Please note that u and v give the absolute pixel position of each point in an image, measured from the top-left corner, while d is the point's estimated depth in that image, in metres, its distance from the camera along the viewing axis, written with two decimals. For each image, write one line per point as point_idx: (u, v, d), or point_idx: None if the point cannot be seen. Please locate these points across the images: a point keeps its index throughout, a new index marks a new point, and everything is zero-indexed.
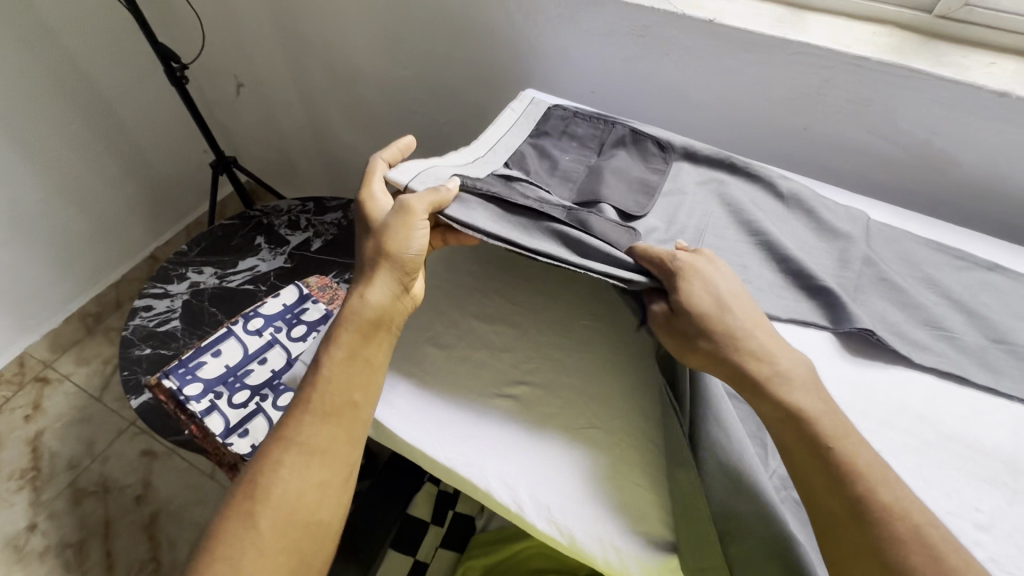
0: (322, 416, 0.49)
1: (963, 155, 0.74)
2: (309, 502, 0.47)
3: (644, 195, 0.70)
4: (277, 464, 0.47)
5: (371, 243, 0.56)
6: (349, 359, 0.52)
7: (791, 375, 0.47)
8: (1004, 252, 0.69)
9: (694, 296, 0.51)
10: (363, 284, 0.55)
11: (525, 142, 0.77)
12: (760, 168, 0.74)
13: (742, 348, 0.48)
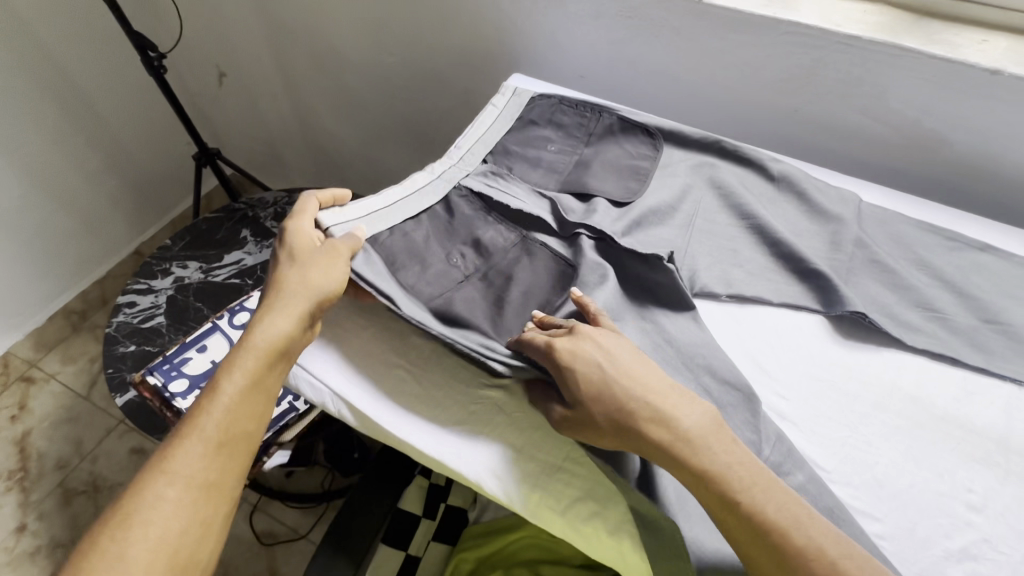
0: (203, 449, 0.45)
1: (954, 135, 0.73)
2: (180, 541, 0.43)
3: (635, 182, 0.69)
4: (137, 504, 0.42)
5: (281, 278, 0.53)
6: (247, 388, 0.48)
7: (694, 436, 0.44)
8: (996, 232, 0.68)
9: (583, 373, 0.47)
10: (266, 315, 0.51)
11: (510, 135, 0.76)
12: (751, 151, 0.73)
13: (639, 425, 0.45)
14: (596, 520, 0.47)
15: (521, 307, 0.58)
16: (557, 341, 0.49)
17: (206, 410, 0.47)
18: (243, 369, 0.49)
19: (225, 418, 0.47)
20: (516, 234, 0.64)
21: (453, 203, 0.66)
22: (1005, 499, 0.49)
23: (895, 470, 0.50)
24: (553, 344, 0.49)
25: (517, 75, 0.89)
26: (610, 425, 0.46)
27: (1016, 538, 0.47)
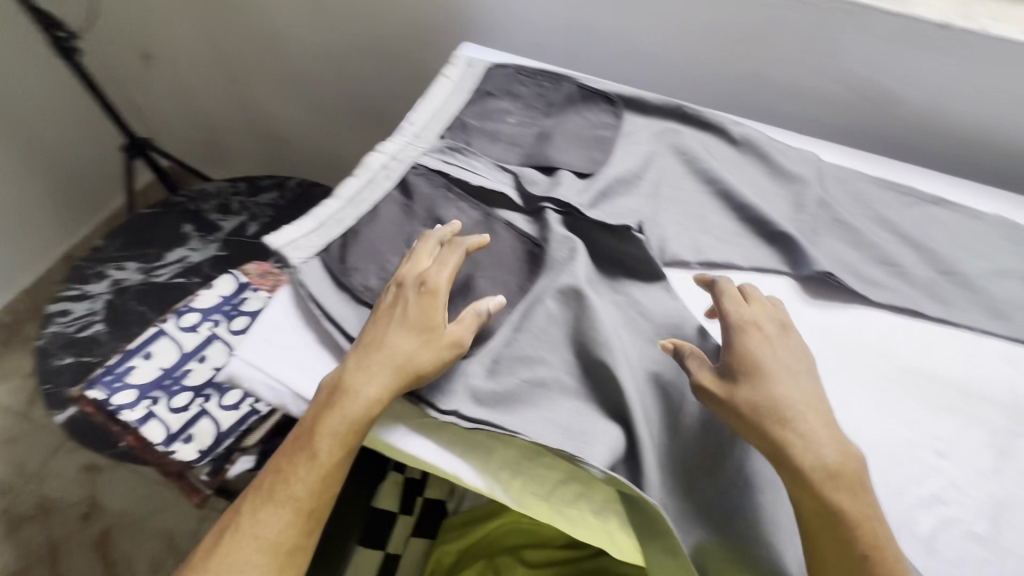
0: (286, 518, 0.46)
1: (905, 91, 0.74)
2: None
3: (598, 151, 0.67)
4: (229, 557, 0.46)
5: (376, 341, 0.49)
6: (328, 461, 0.47)
7: (830, 468, 0.43)
8: (947, 185, 0.70)
9: (751, 355, 0.47)
10: (348, 383, 0.47)
11: (466, 108, 0.71)
12: (712, 115, 0.71)
13: (782, 422, 0.44)
14: (584, 504, 0.46)
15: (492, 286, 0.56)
16: (737, 316, 0.50)
17: (287, 472, 0.47)
18: (324, 441, 0.47)
19: (304, 487, 0.47)
20: (479, 212, 0.61)
21: (410, 182, 0.62)
22: (970, 443, 0.50)
23: (867, 424, 0.51)
24: (732, 315, 0.50)
25: (468, 44, 0.84)
26: (748, 404, 0.45)
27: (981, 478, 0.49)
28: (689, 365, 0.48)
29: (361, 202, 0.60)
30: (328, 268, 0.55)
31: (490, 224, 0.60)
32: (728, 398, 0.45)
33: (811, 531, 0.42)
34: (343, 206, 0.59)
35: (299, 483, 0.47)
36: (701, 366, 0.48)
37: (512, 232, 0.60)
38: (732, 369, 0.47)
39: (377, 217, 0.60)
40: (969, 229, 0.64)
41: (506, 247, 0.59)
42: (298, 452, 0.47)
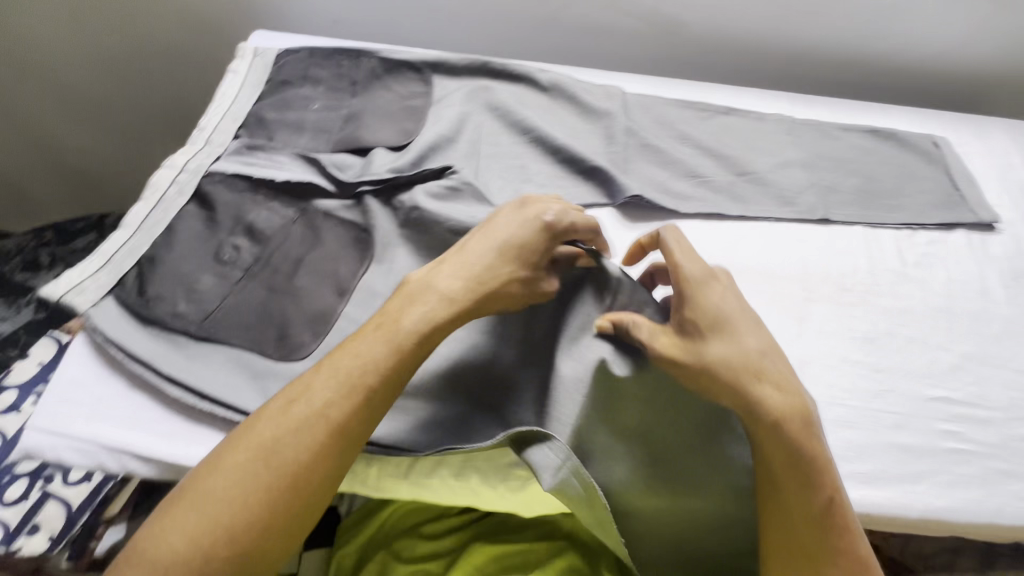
0: (307, 434, 0.39)
1: (683, 16, 0.81)
2: (237, 522, 0.36)
3: (410, 120, 0.66)
4: (163, 548, 0.36)
5: (490, 254, 0.47)
6: (312, 418, 0.39)
7: (800, 414, 0.43)
8: (734, 95, 0.77)
9: (714, 312, 0.46)
10: (423, 310, 0.44)
11: (263, 102, 0.67)
12: (518, 66, 0.73)
13: (751, 374, 0.44)
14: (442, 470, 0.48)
15: (311, 279, 0.54)
16: (689, 267, 0.48)
17: (255, 429, 0.40)
18: (332, 387, 0.41)
19: (285, 436, 0.39)
20: (294, 209, 0.58)
21: (208, 193, 0.58)
22: (776, 318, 0.57)
23: None
24: (685, 265, 0.48)
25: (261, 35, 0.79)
26: (717, 360, 0.44)
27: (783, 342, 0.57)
28: (644, 340, 0.47)
29: (153, 229, 0.56)
30: (127, 305, 0.51)
31: (307, 218, 0.58)
32: (692, 354, 0.45)
33: (770, 476, 0.43)
34: (133, 238, 0.55)
35: (277, 431, 0.39)
36: (659, 331, 0.47)
37: (332, 223, 0.58)
38: (692, 330, 0.46)
39: (177, 240, 0.55)
40: (755, 135, 0.72)
41: (329, 240, 0.57)
42: (347, 354, 0.42)
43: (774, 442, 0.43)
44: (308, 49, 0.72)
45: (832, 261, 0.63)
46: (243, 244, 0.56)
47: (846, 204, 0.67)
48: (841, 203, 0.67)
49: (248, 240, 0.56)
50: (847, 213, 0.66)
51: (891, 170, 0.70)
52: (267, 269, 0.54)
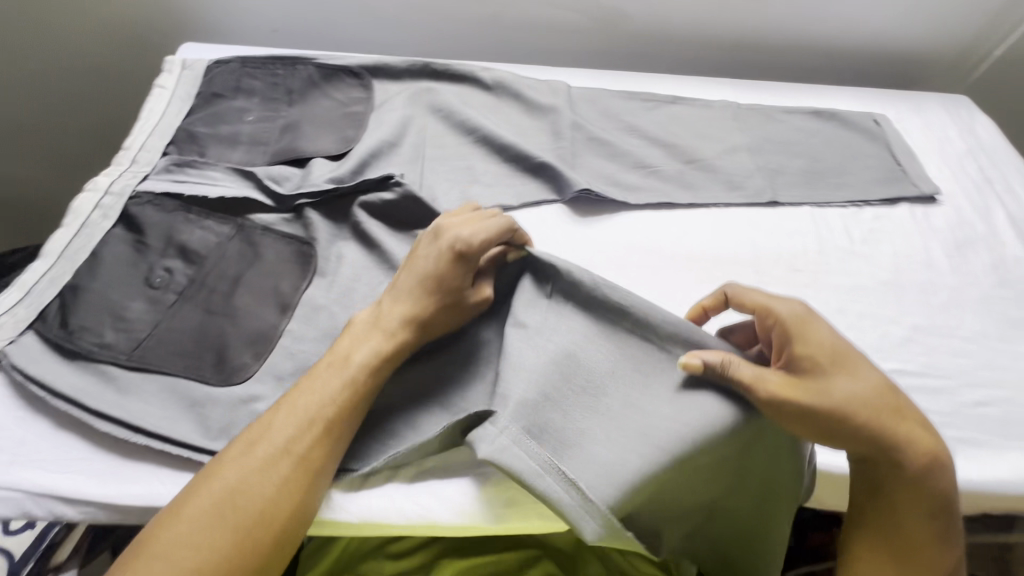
0: (337, 383, 0.47)
1: (857, 149, 0.81)
2: (279, 446, 0.44)
3: (566, 154, 0.73)
4: (238, 470, 0.43)
5: (481, 242, 0.51)
6: (364, 378, 0.47)
7: (931, 447, 0.45)
8: (901, 232, 0.72)
9: (822, 343, 0.46)
10: (428, 292, 0.51)
11: (454, 94, 0.78)
12: (679, 141, 0.77)
13: (891, 407, 0.45)
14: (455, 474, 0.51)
15: None
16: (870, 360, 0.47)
17: (311, 386, 0.47)
18: (391, 347, 0.49)
19: (322, 388, 0.46)
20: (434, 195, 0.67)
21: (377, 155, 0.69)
22: None
23: None
24: (779, 307, 0.48)
25: (473, 43, 0.92)
26: (843, 395, 0.44)
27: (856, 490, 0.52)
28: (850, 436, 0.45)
29: (323, 166, 0.66)
30: (283, 222, 0.63)
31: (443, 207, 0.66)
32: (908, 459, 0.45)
33: None
34: (306, 169, 0.66)
35: (320, 386, 0.47)
36: (768, 371, 0.45)
37: None
38: (815, 370, 0.45)
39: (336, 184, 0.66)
40: (901, 279, 0.67)
41: None
42: (368, 334, 0.50)
43: (910, 516, 0.45)
44: (505, 66, 0.83)
45: (946, 431, 0.56)
46: (390, 196, 0.62)
47: (982, 385, 0.60)
48: (977, 384, 0.60)
49: (396, 195, 0.62)
50: (979, 395, 0.59)
51: None
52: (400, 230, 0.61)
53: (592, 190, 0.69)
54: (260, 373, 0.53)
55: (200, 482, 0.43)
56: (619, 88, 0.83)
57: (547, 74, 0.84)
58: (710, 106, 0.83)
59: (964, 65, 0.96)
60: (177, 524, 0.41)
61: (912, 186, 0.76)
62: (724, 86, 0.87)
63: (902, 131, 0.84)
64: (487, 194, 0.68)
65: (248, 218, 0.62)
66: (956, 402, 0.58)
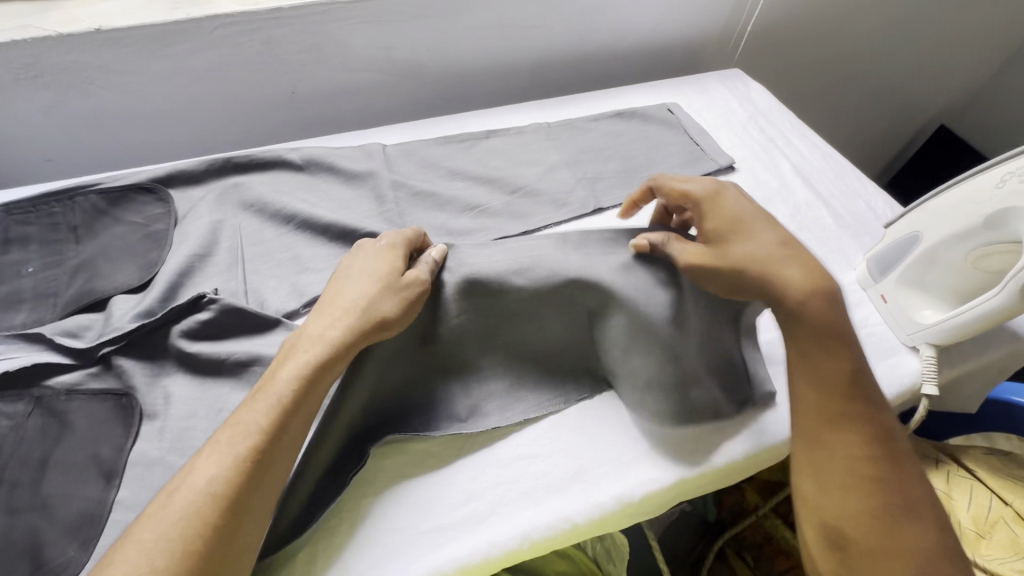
0: (263, 407, 0.45)
1: (659, 139, 0.88)
2: (203, 488, 0.41)
3: (392, 216, 0.73)
4: (160, 525, 0.40)
5: (394, 240, 0.57)
6: (290, 392, 0.46)
7: (819, 289, 0.51)
8: None
9: (729, 215, 0.54)
10: (361, 292, 0.52)
11: (264, 183, 0.75)
12: (499, 175, 0.80)
13: (778, 248, 0.52)
14: None
15: (265, 367, 0.57)
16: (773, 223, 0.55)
17: (236, 419, 0.45)
18: (323, 354, 0.48)
19: (247, 415, 0.45)
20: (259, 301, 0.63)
21: (187, 274, 0.64)
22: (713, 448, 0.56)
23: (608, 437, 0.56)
24: (692, 188, 0.57)
25: (279, 125, 0.89)
26: (744, 253, 0.52)
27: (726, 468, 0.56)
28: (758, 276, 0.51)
29: (125, 303, 0.60)
30: (89, 378, 0.56)
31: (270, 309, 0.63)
32: (796, 292, 0.50)
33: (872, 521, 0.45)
34: (105, 312, 0.60)
35: (243, 416, 0.45)
36: (687, 249, 0.55)
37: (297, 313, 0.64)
38: (720, 235, 0.54)
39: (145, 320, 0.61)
40: None
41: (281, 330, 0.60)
42: (290, 349, 0.49)
43: (820, 353, 0.50)
44: (314, 142, 0.81)
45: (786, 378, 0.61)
46: (204, 317, 0.58)
47: None
48: None
49: (212, 313, 0.58)
50: None
51: (857, 292, 0.70)
52: (227, 351, 0.57)
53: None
54: (91, 561, 0.46)
55: (114, 552, 0.39)
56: (434, 135, 0.85)
57: (359, 140, 0.83)
58: (523, 132, 0.87)
59: (730, 43, 1.09)
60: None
61: (711, 161, 0.84)
62: (532, 110, 0.92)
63: (692, 114, 0.93)
64: (318, 280, 0.66)
65: (45, 386, 0.55)
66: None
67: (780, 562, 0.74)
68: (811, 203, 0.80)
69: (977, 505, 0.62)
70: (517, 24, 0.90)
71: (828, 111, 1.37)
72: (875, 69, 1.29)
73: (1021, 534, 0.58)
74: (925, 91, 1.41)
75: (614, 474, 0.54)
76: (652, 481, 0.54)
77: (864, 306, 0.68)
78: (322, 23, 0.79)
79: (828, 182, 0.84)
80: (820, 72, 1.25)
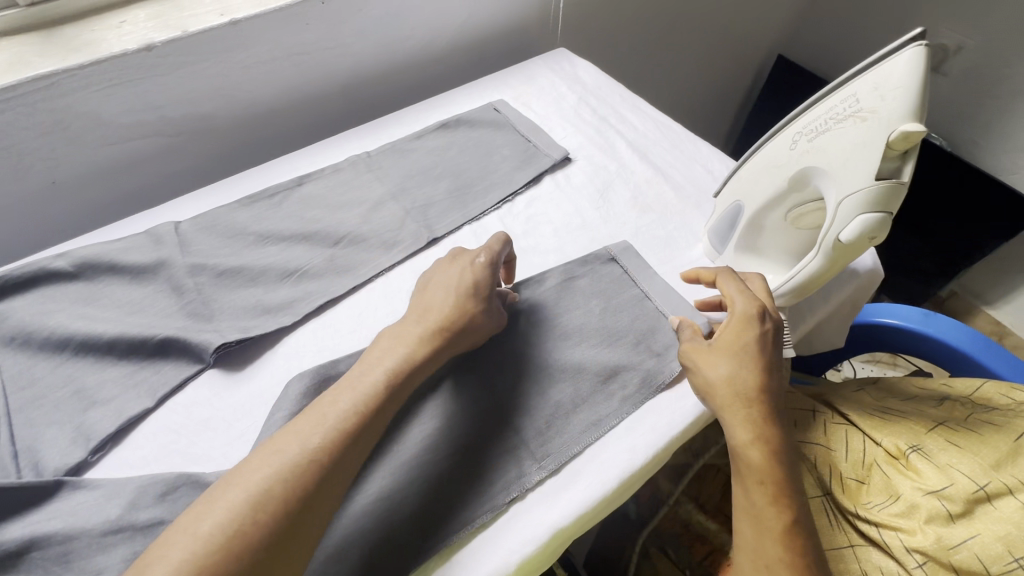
0: (369, 389, 0.48)
1: (488, 143, 0.82)
2: (297, 457, 0.43)
3: (194, 311, 0.63)
4: (266, 476, 0.41)
5: (496, 246, 0.60)
6: (387, 383, 0.49)
7: (767, 440, 0.49)
8: (552, 206, 0.75)
9: (749, 334, 0.53)
10: (462, 300, 0.56)
11: (25, 305, 0.62)
12: (317, 227, 0.71)
13: (767, 382, 0.52)
14: None
15: (44, 549, 0.46)
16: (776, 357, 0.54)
17: (335, 398, 0.47)
18: (424, 352, 0.53)
19: (358, 393, 0.48)
20: (33, 462, 0.52)
21: None
22: (588, 481, 0.52)
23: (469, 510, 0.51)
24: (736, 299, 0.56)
25: (48, 221, 0.75)
26: (736, 373, 0.52)
27: (597, 504, 0.51)
28: (740, 416, 0.50)
29: None
30: None
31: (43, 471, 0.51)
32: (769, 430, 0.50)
33: None
34: None
35: (352, 391, 0.48)
36: (715, 347, 0.54)
37: (88, 462, 0.53)
38: (730, 345, 0.53)
39: None
40: (568, 252, 0.70)
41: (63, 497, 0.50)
42: (397, 337, 0.53)
43: (762, 495, 0.48)
44: (88, 241, 0.68)
45: (643, 380, 0.59)
46: None
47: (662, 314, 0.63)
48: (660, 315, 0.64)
49: None
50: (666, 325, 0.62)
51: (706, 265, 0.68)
52: None
53: (231, 342, 0.59)
54: None
55: (210, 500, 0.41)
56: (235, 198, 0.74)
57: (145, 223, 0.71)
58: (340, 169, 0.78)
59: (553, 25, 1.05)
60: (186, 543, 0.38)
61: (545, 156, 0.80)
62: (348, 140, 0.83)
63: (521, 108, 0.88)
64: (109, 413, 0.55)
65: None
66: (653, 354, 0.61)
67: (697, 549, 0.72)
68: (651, 180, 0.77)
69: (853, 452, 0.62)
70: (307, 50, 0.80)
71: (673, 64, 1.37)
72: (703, 17, 1.30)
73: (892, 473, 0.59)
74: (756, 27, 1.44)
75: (481, 548, 0.49)
76: (525, 542, 0.49)
77: None
78: (57, 98, 0.66)
79: (663, 152, 0.81)
80: (654, 30, 1.24)
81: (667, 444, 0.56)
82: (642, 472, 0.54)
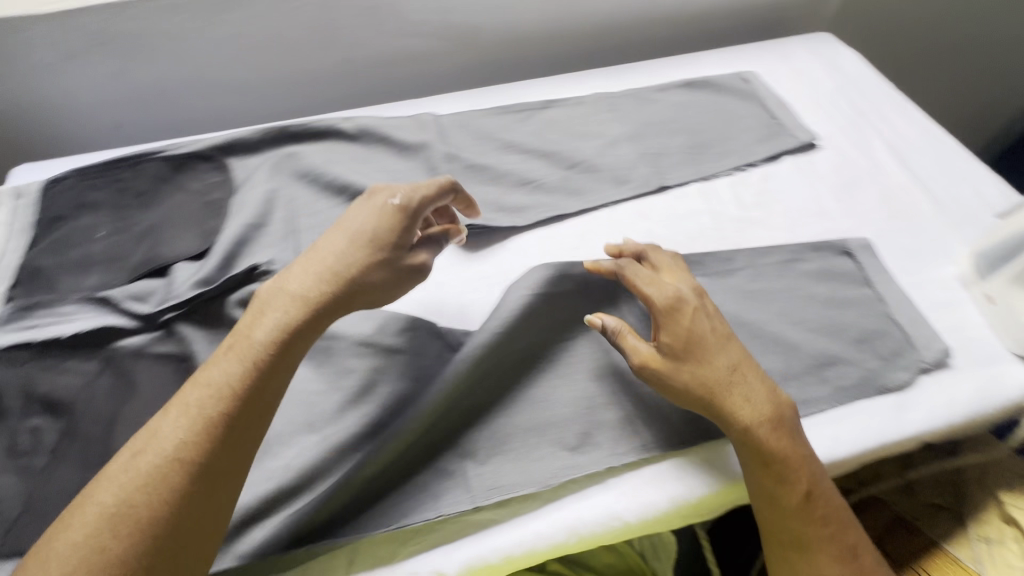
0: (275, 318, 0.46)
1: (732, 109, 0.80)
2: (220, 385, 0.43)
3: (444, 191, 0.70)
4: (191, 415, 0.42)
5: (420, 199, 0.54)
6: (303, 301, 0.47)
7: (768, 419, 0.48)
8: (789, 186, 0.72)
9: (695, 331, 0.51)
10: (356, 248, 0.51)
11: (316, 151, 0.74)
12: (557, 148, 0.75)
13: (737, 370, 0.50)
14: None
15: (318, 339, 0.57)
16: (730, 355, 0.51)
17: (247, 327, 0.46)
18: (308, 299, 0.48)
19: (255, 323, 0.46)
20: None
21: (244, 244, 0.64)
22: None
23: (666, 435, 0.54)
24: (655, 294, 0.52)
25: (333, 92, 0.88)
26: (713, 372, 0.49)
27: None
28: (740, 405, 0.48)
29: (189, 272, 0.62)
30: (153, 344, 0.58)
31: None
32: (762, 413, 0.48)
33: None
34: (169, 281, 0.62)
35: (244, 324, 0.47)
36: (648, 349, 0.51)
37: None
38: (675, 350, 0.50)
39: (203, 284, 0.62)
40: (798, 234, 0.68)
41: None
42: (298, 266, 0.50)
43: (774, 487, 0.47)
44: (368, 112, 0.79)
45: (861, 379, 0.56)
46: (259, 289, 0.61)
47: (895, 322, 0.60)
48: (892, 323, 0.60)
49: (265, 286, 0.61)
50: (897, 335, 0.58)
51: (954, 289, 0.62)
52: None
53: (474, 225, 0.66)
54: None
55: (146, 438, 0.41)
56: (489, 105, 0.81)
57: (412, 110, 0.81)
58: (583, 102, 0.81)
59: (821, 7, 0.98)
60: (122, 479, 0.39)
61: (791, 136, 0.76)
62: (593, 77, 0.86)
63: (772, 83, 0.84)
64: None
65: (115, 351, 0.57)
66: (878, 357, 0.58)
67: None
68: (905, 186, 0.71)
69: None
70: None
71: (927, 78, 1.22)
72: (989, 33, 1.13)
73: None
74: None
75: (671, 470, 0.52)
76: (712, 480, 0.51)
77: (964, 306, 0.61)
78: None
79: (926, 162, 0.74)
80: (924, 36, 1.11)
81: (875, 448, 0.53)
82: (841, 464, 0.53)
